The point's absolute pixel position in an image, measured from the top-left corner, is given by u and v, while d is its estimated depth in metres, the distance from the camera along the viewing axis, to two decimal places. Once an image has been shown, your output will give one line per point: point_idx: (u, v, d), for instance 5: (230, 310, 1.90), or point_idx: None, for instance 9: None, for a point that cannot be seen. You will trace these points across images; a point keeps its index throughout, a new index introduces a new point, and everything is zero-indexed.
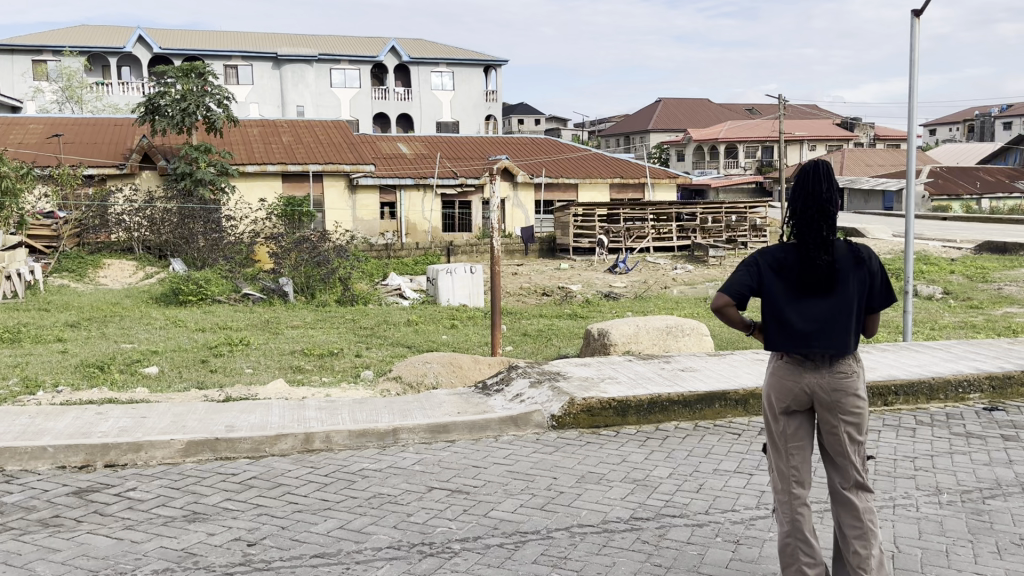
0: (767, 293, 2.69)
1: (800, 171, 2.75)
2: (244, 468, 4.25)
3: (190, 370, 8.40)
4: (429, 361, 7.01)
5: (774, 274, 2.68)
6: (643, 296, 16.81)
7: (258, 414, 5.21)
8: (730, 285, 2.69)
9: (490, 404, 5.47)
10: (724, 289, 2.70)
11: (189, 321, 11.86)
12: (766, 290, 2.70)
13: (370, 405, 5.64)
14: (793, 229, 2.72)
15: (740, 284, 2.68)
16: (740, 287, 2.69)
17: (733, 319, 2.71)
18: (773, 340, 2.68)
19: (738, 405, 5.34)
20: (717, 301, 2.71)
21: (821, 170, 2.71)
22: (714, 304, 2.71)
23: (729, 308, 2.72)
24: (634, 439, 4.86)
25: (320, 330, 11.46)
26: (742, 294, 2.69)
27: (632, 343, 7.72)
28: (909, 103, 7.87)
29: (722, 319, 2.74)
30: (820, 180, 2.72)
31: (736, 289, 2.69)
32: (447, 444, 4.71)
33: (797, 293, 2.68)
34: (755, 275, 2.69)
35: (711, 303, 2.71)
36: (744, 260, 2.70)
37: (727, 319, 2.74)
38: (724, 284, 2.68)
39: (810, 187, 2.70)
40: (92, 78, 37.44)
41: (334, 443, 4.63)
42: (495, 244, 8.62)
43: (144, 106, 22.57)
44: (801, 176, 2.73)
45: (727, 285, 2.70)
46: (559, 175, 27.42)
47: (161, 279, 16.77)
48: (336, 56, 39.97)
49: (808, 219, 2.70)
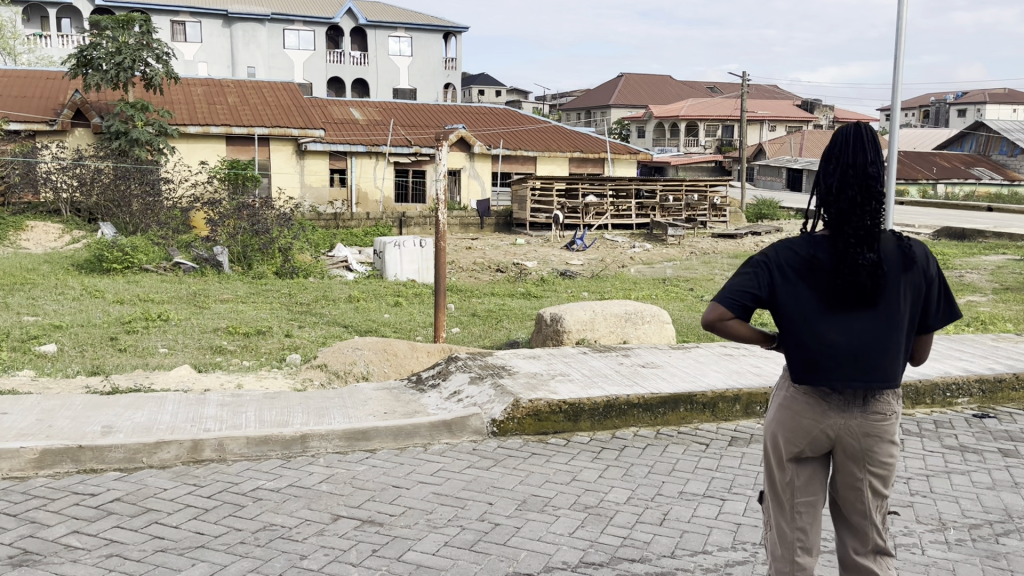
0: (781, 304, 2.02)
1: (836, 138, 2.07)
2: (110, 485, 3.45)
3: (96, 349, 7.49)
4: (360, 347, 6.24)
5: (794, 280, 2.01)
6: (600, 274, 16.21)
7: (147, 412, 4.41)
8: (732, 295, 2.02)
9: (423, 403, 4.76)
10: (720, 300, 2.04)
11: (108, 291, 10.84)
12: (781, 302, 2.02)
13: (284, 400, 4.88)
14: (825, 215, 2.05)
15: (743, 289, 2.01)
16: (743, 298, 2.02)
17: (731, 334, 2.06)
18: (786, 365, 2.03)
19: (705, 409, 4.70)
20: (710, 314, 2.05)
21: (865, 136, 2.03)
22: (707, 318, 2.05)
23: (727, 323, 2.05)
24: (587, 450, 4.17)
25: (252, 305, 10.58)
26: (745, 306, 2.03)
27: (587, 330, 7.07)
28: (894, 70, 7.21)
29: (716, 335, 2.08)
30: (865, 148, 2.02)
31: (737, 298, 2.03)
32: (367, 455, 3.96)
33: (827, 306, 2.00)
34: (766, 279, 2.02)
35: (701, 313, 2.05)
36: (753, 256, 2.03)
37: (724, 337, 2.08)
38: (720, 288, 2.03)
39: (849, 158, 2.03)
40: (29, 29, 35.45)
41: (228, 453, 3.85)
42: (442, 217, 7.80)
43: (75, 59, 21.03)
44: (837, 143, 2.04)
45: (725, 292, 2.04)
46: (517, 147, 26.56)
47: (86, 244, 15.67)
48: (290, 17, 38.38)
49: (845, 205, 2.02)
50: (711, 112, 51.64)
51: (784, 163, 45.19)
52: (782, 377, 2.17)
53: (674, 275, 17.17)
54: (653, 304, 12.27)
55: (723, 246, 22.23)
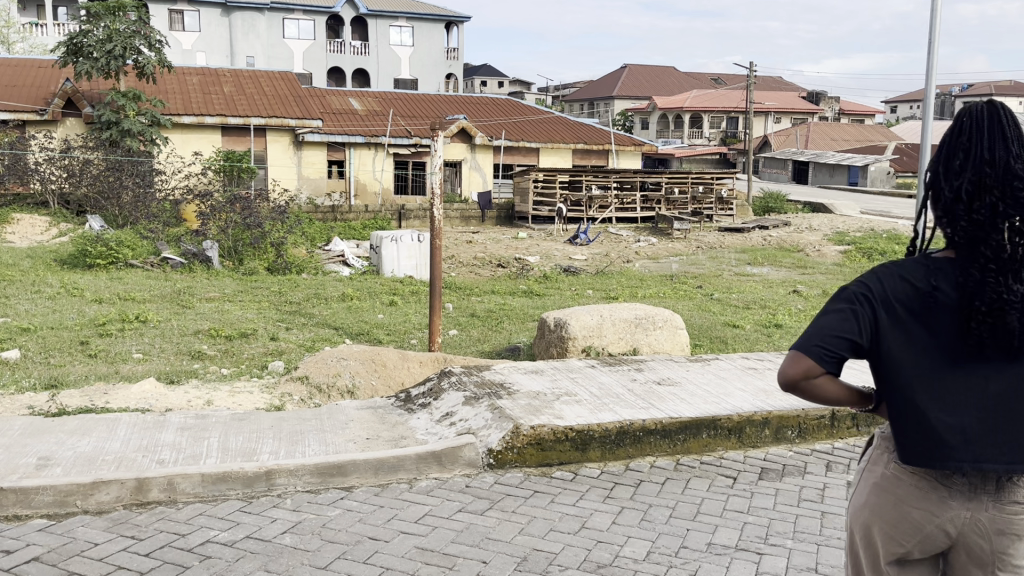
0: (892, 354, 1.73)
1: (962, 140, 1.78)
2: (31, 540, 2.90)
3: (63, 355, 6.94)
4: (344, 357, 5.67)
5: (911, 321, 1.72)
6: (605, 270, 15.65)
7: (94, 439, 3.86)
8: (821, 345, 1.74)
9: (411, 427, 4.22)
10: (803, 349, 1.76)
11: (88, 289, 10.27)
12: (893, 350, 1.73)
13: (255, 422, 4.33)
14: (949, 237, 1.76)
15: (843, 336, 1.72)
16: (835, 348, 1.74)
17: (818, 393, 1.77)
18: (901, 429, 1.74)
19: (732, 435, 4.15)
20: (794, 368, 1.76)
21: (1003, 138, 1.73)
22: (789, 373, 1.76)
23: (814, 380, 1.76)
24: (597, 487, 3.62)
25: (238, 304, 10.04)
26: (837, 360, 1.74)
27: (594, 338, 6.51)
28: (929, 55, 6.58)
29: (797, 394, 1.79)
30: (1005, 148, 1.72)
31: (830, 350, 1.74)
32: (343, 495, 3.42)
33: (953, 358, 1.70)
34: (877, 321, 1.73)
35: (785, 366, 1.76)
36: (851, 295, 1.75)
37: (808, 398, 1.79)
38: (809, 336, 1.74)
39: (984, 165, 1.73)
40: (23, 17, 34.81)
41: (179, 494, 3.30)
42: (437, 213, 7.22)
43: (65, 47, 20.40)
44: (967, 144, 1.76)
45: (814, 337, 1.75)
46: (519, 138, 25.95)
47: (72, 238, 15.11)
48: (290, 5, 37.69)
49: (979, 221, 1.73)
50: (716, 103, 50.96)
51: (790, 155, 44.55)
52: (877, 451, 1.88)
53: (681, 272, 16.66)
54: (661, 303, 11.72)
55: (731, 241, 21.68)
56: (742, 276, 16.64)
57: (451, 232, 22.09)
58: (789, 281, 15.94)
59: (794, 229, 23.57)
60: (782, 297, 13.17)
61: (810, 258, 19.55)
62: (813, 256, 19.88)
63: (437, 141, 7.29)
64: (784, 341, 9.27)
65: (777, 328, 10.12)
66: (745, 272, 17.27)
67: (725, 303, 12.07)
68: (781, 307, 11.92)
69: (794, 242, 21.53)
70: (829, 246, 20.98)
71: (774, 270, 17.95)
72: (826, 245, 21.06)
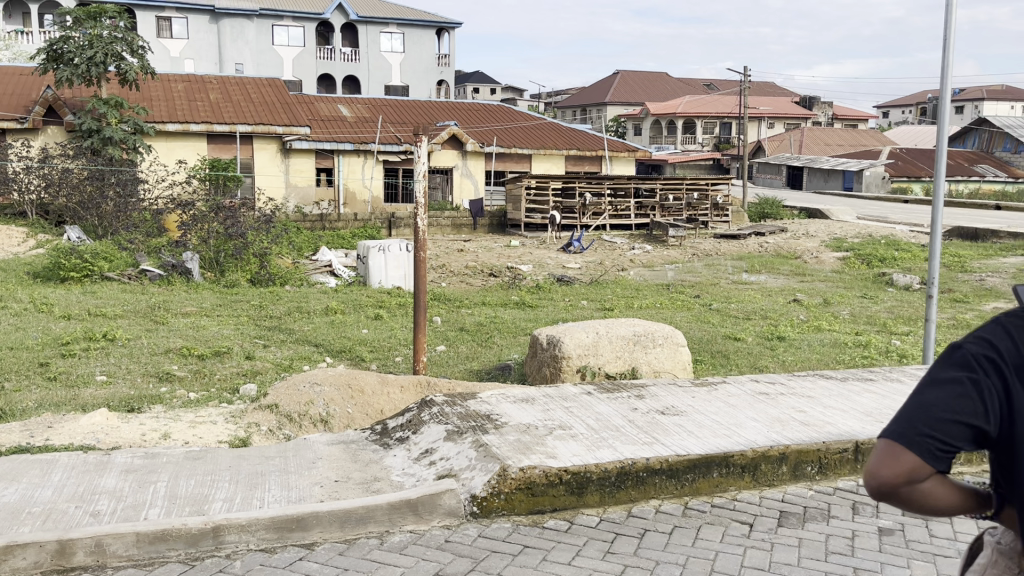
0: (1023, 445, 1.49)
1: None
2: None
3: (20, 379, 6.47)
4: (318, 381, 5.21)
5: None
6: (599, 279, 15.20)
7: (23, 487, 3.41)
8: (934, 436, 1.49)
9: (386, 466, 3.77)
10: (896, 444, 1.53)
11: (57, 304, 9.76)
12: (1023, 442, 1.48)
13: (211, 460, 3.87)
14: None
15: (964, 427, 1.47)
16: (953, 441, 1.49)
17: (920, 496, 1.54)
18: None
19: (745, 473, 3.71)
20: (894, 471, 1.53)
21: None
22: (887, 476, 1.53)
23: (918, 484, 1.54)
24: (595, 541, 3.16)
25: (216, 319, 9.56)
26: (950, 455, 1.50)
27: (589, 357, 6.06)
28: (947, 53, 6.12)
29: (892, 501, 1.57)
30: None
31: (940, 443, 1.50)
32: (302, 553, 2.97)
33: None
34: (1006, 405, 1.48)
35: (888, 466, 1.52)
36: (965, 370, 1.50)
37: (911, 504, 1.56)
38: (927, 428, 1.49)
39: None
40: (8, 25, 34.26)
41: (110, 556, 2.86)
42: (420, 223, 6.72)
43: (45, 53, 19.90)
44: None
45: (920, 425, 1.51)
46: (511, 145, 25.54)
47: (48, 250, 14.60)
48: (279, 12, 37.26)
49: None
50: (709, 109, 50.69)
51: (784, 160, 44.27)
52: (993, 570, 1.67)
53: (677, 280, 16.25)
54: (658, 314, 11.28)
55: (727, 247, 21.27)
56: (740, 284, 16.24)
57: (442, 241, 21.65)
58: (787, 289, 15.56)
59: (790, 235, 23.19)
60: (782, 307, 12.75)
61: (808, 265, 19.15)
62: (811, 262, 19.49)
63: (420, 146, 6.76)
64: (787, 354, 8.83)
65: (779, 340, 9.68)
66: (743, 280, 16.87)
67: (724, 313, 11.63)
68: (782, 317, 11.49)
69: (791, 249, 21.16)
70: (826, 252, 20.59)
71: (772, 278, 17.54)
72: (824, 251, 20.67)
